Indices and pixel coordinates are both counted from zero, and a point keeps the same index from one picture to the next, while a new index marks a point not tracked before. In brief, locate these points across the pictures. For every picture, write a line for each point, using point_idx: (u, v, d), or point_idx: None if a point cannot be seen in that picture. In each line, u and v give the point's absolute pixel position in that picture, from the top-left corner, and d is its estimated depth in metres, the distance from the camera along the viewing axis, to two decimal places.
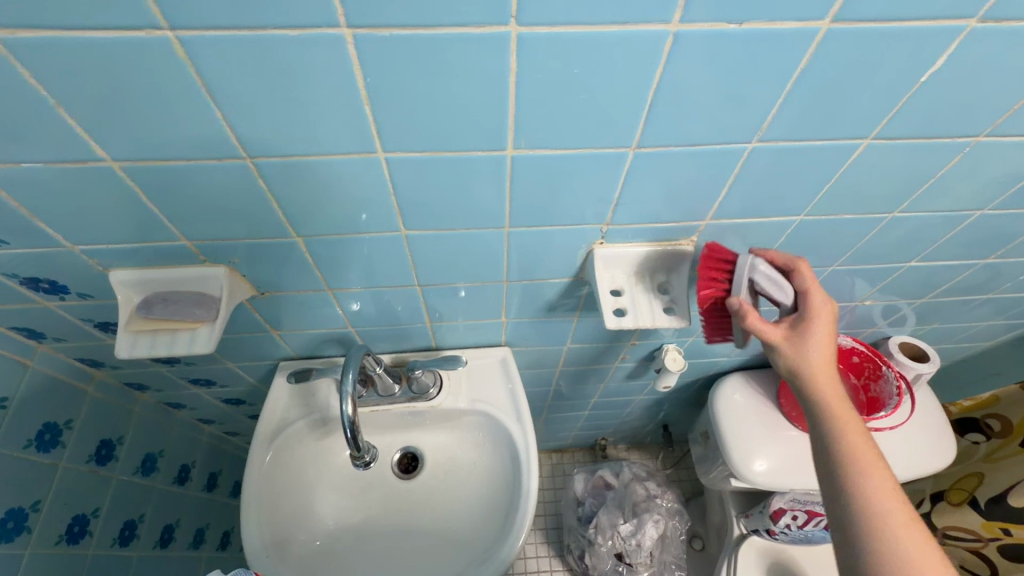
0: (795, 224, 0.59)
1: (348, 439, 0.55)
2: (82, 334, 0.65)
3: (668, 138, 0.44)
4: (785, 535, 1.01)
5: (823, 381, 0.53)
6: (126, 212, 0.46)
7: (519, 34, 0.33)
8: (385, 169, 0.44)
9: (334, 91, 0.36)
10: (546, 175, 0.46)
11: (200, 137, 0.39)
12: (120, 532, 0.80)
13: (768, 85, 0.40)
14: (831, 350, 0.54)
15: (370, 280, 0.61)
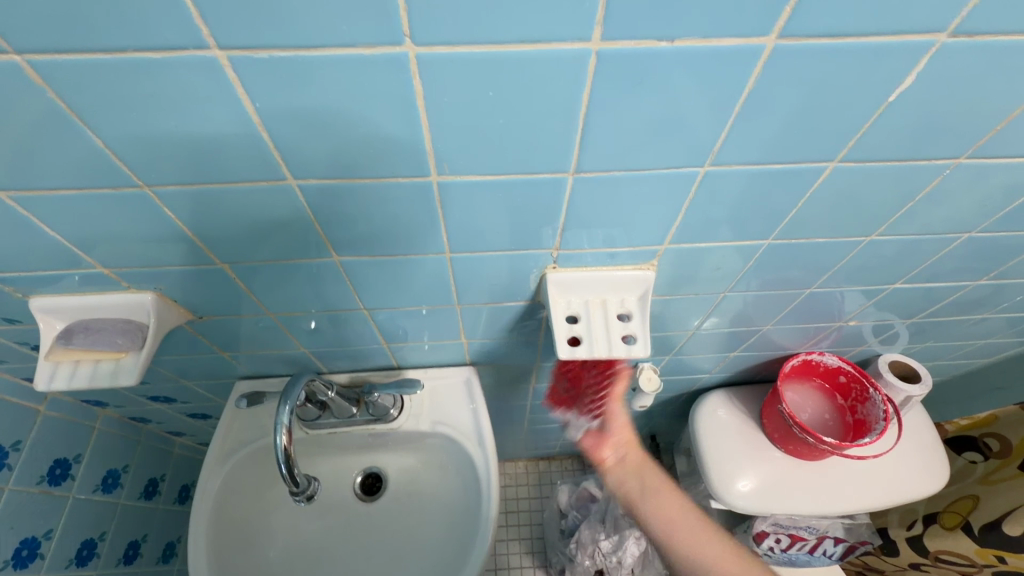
0: (765, 246, 0.54)
1: (282, 474, 0.52)
2: (21, 356, 0.63)
3: (610, 162, 0.40)
4: (770, 557, 0.96)
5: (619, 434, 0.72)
6: (29, 240, 0.43)
7: (416, 55, 0.29)
8: (300, 196, 0.40)
9: (222, 116, 0.32)
10: (481, 202, 0.42)
11: (86, 164, 0.36)
12: (78, 551, 0.78)
13: (713, 109, 0.36)
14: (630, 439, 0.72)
15: (313, 304, 0.58)
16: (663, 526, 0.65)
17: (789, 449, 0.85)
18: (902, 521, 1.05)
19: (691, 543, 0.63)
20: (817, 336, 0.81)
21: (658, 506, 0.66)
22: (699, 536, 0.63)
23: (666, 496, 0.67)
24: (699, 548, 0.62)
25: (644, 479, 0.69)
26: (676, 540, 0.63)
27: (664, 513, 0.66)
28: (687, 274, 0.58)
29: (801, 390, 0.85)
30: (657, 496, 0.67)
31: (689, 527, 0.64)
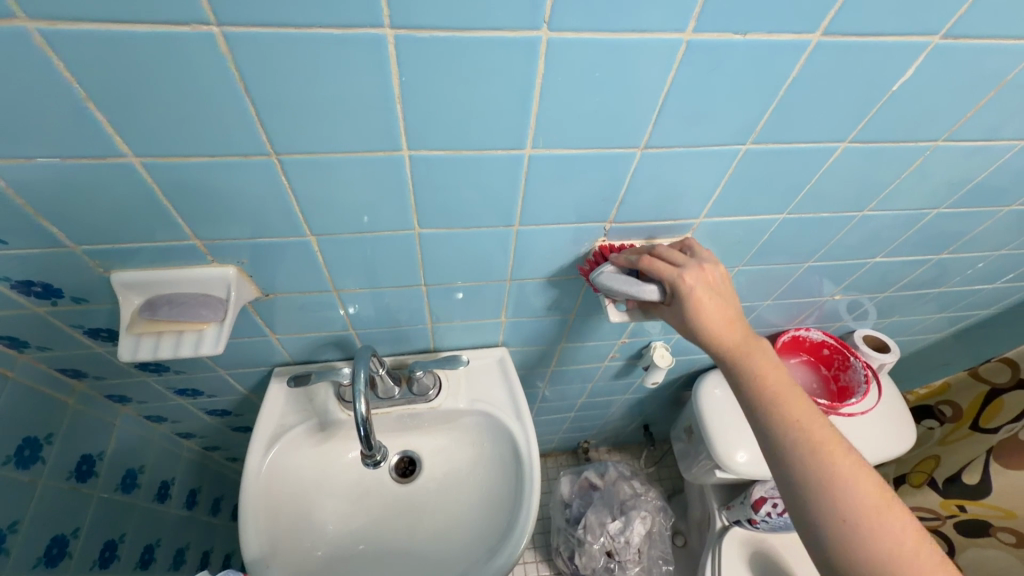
0: (778, 222, 0.63)
1: (360, 438, 0.56)
2: (69, 342, 0.63)
3: (673, 139, 0.47)
4: (766, 522, 1.05)
5: (711, 315, 0.54)
6: (137, 210, 0.45)
7: (549, 38, 0.36)
8: (406, 168, 0.45)
9: (369, 88, 0.38)
10: (559, 174, 0.49)
11: (229, 136, 0.40)
12: (100, 553, 0.77)
13: (761, 94, 0.44)
14: (712, 283, 0.54)
15: (376, 281, 0.61)
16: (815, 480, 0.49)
17: None
18: None
19: (843, 502, 0.48)
20: (803, 313, 0.91)
21: (854, 497, 0.48)
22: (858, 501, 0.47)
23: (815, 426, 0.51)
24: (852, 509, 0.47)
25: (818, 444, 0.50)
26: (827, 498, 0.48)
27: (864, 502, 0.47)
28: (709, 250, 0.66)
29: (791, 364, 0.95)
30: (844, 465, 0.49)
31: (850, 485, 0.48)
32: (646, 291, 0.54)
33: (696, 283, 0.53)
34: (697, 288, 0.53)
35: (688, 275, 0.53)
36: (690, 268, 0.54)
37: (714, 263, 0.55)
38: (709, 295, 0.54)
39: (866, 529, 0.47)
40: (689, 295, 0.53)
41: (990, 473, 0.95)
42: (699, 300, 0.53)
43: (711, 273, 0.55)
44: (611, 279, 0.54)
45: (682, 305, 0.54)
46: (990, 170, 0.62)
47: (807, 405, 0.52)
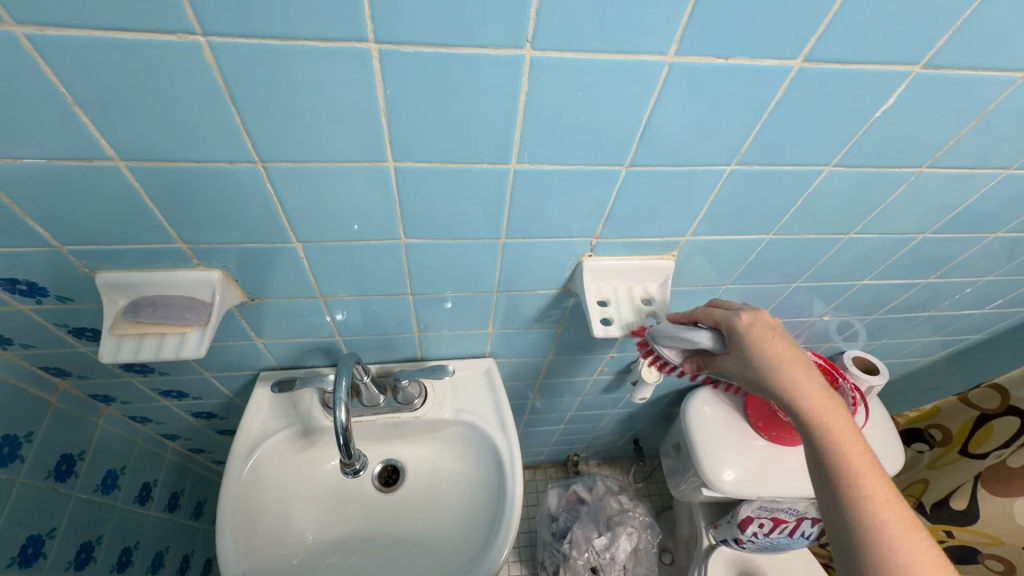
0: (765, 241, 0.63)
1: (339, 446, 0.55)
2: (52, 340, 0.63)
3: (657, 158, 0.47)
4: (752, 543, 1.04)
5: (769, 347, 0.52)
6: (122, 212, 0.45)
7: (532, 57, 0.37)
8: (392, 178, 0.46)
9: (354, 99, 0.38)
10: (544, 189, 0.49)
11: (215, 143, 0.40)
12: (76, 554, 0.76)
13: (746, 117, 0.45)
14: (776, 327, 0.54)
15: (362, 289, 0.61)
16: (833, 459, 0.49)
17: (772, 435, 0.94)
18: None
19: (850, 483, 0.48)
20: (793, 332, 0.91)
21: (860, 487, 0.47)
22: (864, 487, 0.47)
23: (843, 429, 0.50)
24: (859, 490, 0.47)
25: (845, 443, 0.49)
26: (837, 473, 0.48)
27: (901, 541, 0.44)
28: (696, 268, 0.66)
29: None
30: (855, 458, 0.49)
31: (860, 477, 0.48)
32: (703, 337, 0.54)
33: (755, 325, 0.53)
34: (756, 329, 0.53)
35: (745, 316, 0.54)
36: (748, 310, 0.55)
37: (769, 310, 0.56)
38: (773, 333, 0.53)
39: (898, 549, 0.43)
40: (747, 332, 0.53)
41: (977, 498, 0.95)
42: (760, 334, 0.52)
43: (769, 318, 0.54)
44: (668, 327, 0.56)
45: (741, 345, 0.53)
46: (975, 197, 0.62)
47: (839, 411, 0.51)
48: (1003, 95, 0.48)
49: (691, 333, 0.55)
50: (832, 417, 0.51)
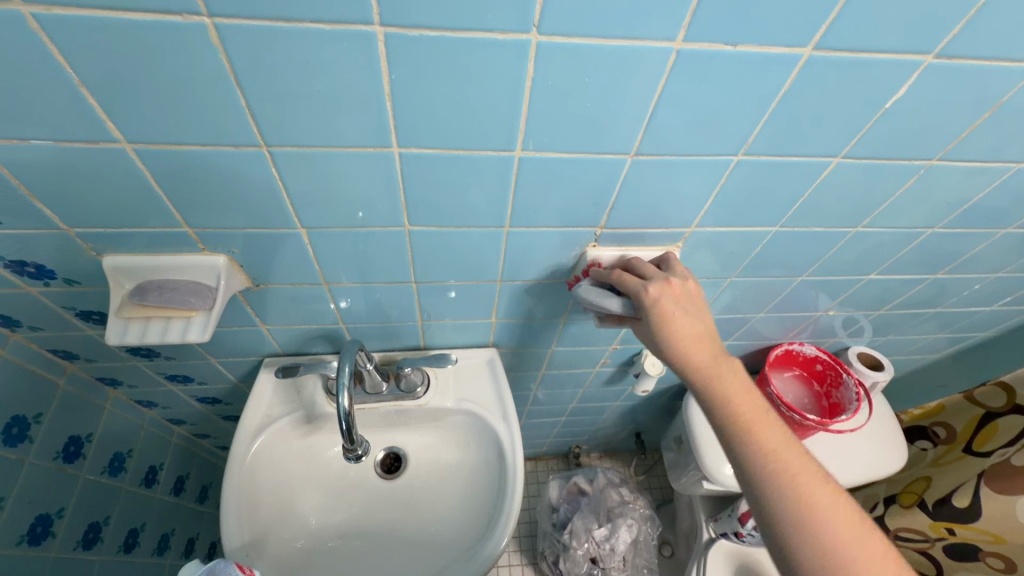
0: (771, 234, 0.63)
1: (342, 432, 0.56)
2: (60, 323, 0.63)
3: (663, 147, 0.47)
4: (753, 537, 1.04)
5: (674, 322, 0.51)
6: (130, 196, 0.46)
7: (539, 42, 0.37)
8: (397, 164, 0.45)
9: (359, 83, 0.38)
10: (549, 178, 0.49)
11: (221, 126, 0.40)
12: (83, 535, 0.77)
13: (754, 106, 0.44)
14: (688, 296, 0.53)
15: (367, 276, 0.61)
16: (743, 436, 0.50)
17: None
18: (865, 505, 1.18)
19: (771, 460, 0.48)
20: (798, 327, 0.90)
21: (778, 464, 0.48)
22: (784, 458, 0.48)
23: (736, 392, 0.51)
24: (778, 466, 0.48)
25: (754, 429, 0.50)
26: (754, 455, 0.49)
27: (833, 527, 0.46)
28: (702, 260, 0.66)
29: (783, 378, 0.94)
30: (777, 448, 0.49)
31: (776, 443, 0.49)
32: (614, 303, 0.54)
33: (662, 298, 0.52)
34: (663, 301, 0.52)
35: (654, 288, 0.52)
36: (656, 281, 0.53)
37: (686, 276, 0.54)
38: (676, 309, 0.52)
39: (838, 552, 0.45)
40: (654, 306, 0.52)
41: (981, 497, 0.94)
42: (664, 310, 0.51)
43: (681, 288, 0.53)
44: (586, 290, 0.56)
45: (647, 319, 0.52)
46: (986, 192, 0.61)
47: (742, 382, 0.51)
48: (1016, 87, 0.47)
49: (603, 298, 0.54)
50: (727, 387, 0.51)
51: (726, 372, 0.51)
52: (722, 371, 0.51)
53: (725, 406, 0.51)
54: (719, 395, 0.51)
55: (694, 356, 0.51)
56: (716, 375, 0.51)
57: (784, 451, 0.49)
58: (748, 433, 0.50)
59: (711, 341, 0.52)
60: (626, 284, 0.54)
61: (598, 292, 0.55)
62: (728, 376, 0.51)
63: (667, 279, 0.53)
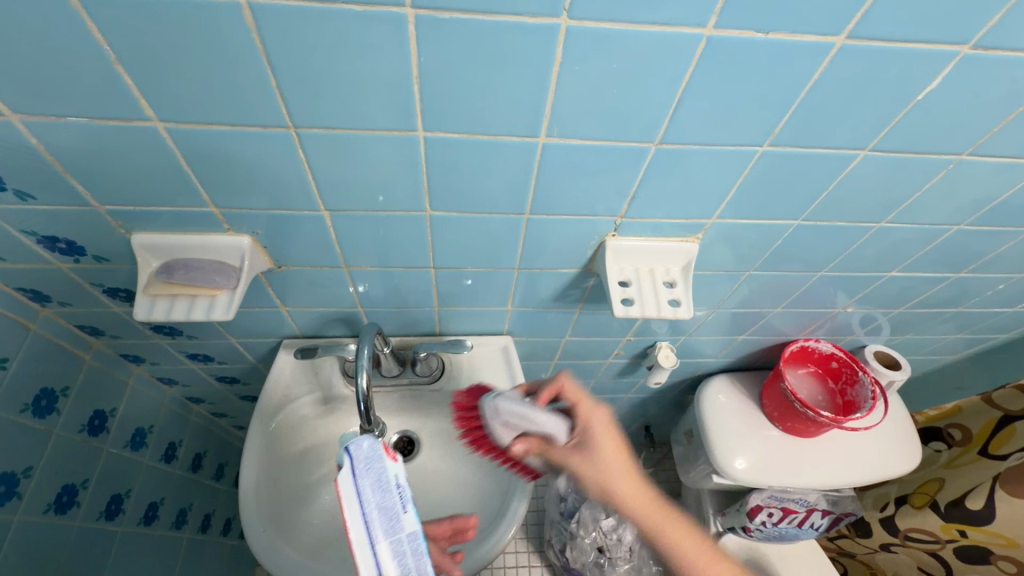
0: (792, 228, 0.62)
1: (360, 412, 0.57)
2: (88, 299, 0.65)
3: (688, 136, 0.47)
4: (761, 532, 1.03)
5: (602, 444, 0.66)
6: (160, 175, 0.47)
7: (568, 27, 0.37)
8: (421, 148, 0.46)
9: (388, 65, 0.38)
10: (572, 165, 0.49)
11: (250, 106, 0.41)
12: (106, 506, 0.79)
13: (782, 96, 0.44)
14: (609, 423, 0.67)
15: (387, 260, 0.62)
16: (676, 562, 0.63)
17: (786, 426, 0.93)
18: (875, 504, 1.16)
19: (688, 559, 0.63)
20: (814, 323, 0.89)
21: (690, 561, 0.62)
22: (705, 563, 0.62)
23: (673, 518, 0.66)
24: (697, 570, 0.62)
25: (681, 554, 0.63)
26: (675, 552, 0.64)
27: None
28: (723, 252, 0.65)
29: (797, 374, 0.93)
30: (707, 562, 0.62)
31: (687, 544, 0.64)
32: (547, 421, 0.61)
33: (591, 420, 0.65)
34: (596, 424, 0.66)
35: (586, 408, 0.65)
36: (594, 406, 0.66)
37: (611, 409, 0.68)
38: (603, 428, 0.66)
39: None
40: (584, 423, 0.65)
41: (995, 501, 0.93)
42: (597, 433, 0.66)
43: (607, 416, 0.67)
44: (514, 403, 0.61)
45: (583, 439, 0.65)
46: (1015, 189, 0.60)
47: (688, 534, 0.65)
48: None
49: (540, 412, 0.61)
50: (682, 536, 0.65)
51: (661, 510, 0.66)
52: (660, 508, 0.66)
53: (668, 535, 0.65)
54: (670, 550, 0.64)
55: (641, 505, 0.66)
56: (653, 518, 0.66)
57: (693, 549, 0.63)
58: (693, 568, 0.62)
59: (676, 516, 0.67)
60: (575, 409, 0.65)
61: (525, 404, 0.61)
62: (665, 515, 0.66)
63: (597, 405, 0.67)
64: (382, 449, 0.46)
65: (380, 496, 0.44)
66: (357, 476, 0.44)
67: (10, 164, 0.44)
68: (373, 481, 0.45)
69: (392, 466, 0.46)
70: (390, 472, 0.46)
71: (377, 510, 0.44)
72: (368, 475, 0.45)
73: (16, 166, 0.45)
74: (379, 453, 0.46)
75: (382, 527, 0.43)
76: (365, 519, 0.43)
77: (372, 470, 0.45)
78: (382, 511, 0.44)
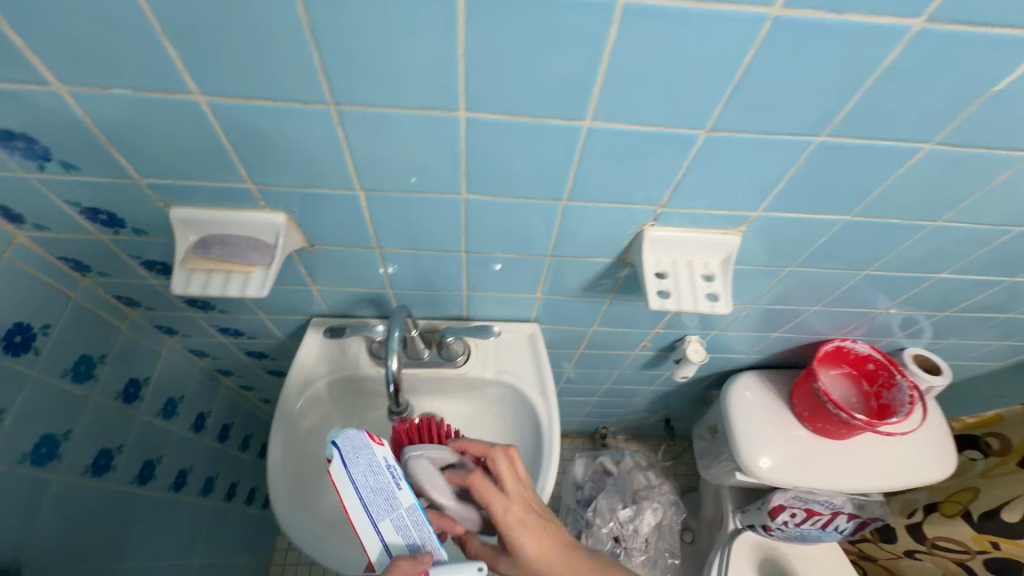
0: (841, 223, 0.59)
1: (389, 394, 0.57)
2: (125, 270, 0.66)
3: (742, 124, 0.45)
4: (781, 531, 1.02)
5: (529, 545, 0.54)
6: (201, 150, 0.46)
7: (625, 4, 0.35)
8: (461, 130, 0.44)
9: (434, 42, 0.37)
10: (616, 151, 0.47)
11: (291, 81, 0.40)
12: (139, 470, 0.81)
13: (847, 82, 0.41)
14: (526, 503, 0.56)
15: (418, 243, 0.61)
16: None
17: (818, 426, 0.90)
18: (902, 510, 1.14)
19: None
20: (852, 324, 0.86)
21: None
22: None
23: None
24: None
25: None
26: None
27: None
28: (768, 247, 0.62)
29: (830, 374, 0.90)
30: None
31: None
32: (438, 498, 0.53)
33: (507, 516, 0.54)
34: (515, 519, 0.54)
35: (496, 503, 0.54)
36: (507, 496, 0.55)
37: (522, 476, 0.58)
38: (522, 527, 0.54)
39: None
40: (507, 522, 0.54)
41: None
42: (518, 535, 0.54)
43: (521, 498, 0.56)
44: (423, 470, 0.54)
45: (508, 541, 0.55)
46: None
47: None
48: None
49: (432, 484, 0.53)
50: None
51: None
52: None
53: None
54: None
55: None
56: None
57: None
58: None
59: None
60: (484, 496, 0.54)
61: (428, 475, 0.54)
62: None
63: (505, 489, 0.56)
64: (366, 435, 0.44)
65: (372, 480, 0.43)
66: (347, 464, 0.42)
67: (57, 135, 0.45)
68: (364, 467, 0.43)
69: (380, 450, 0.44)
70: (380, 455, 0.44)
71: (371, 493, 0.42)
72: (359, 462, 0.43)
73: (62, 136, 0.45)
74: (364, 438, 0.43)
75: (380, 506, 0.43)
76: (361, 503, 0.42)
77: (362, 456, 0.43)
78: (380, 496, 0.43)
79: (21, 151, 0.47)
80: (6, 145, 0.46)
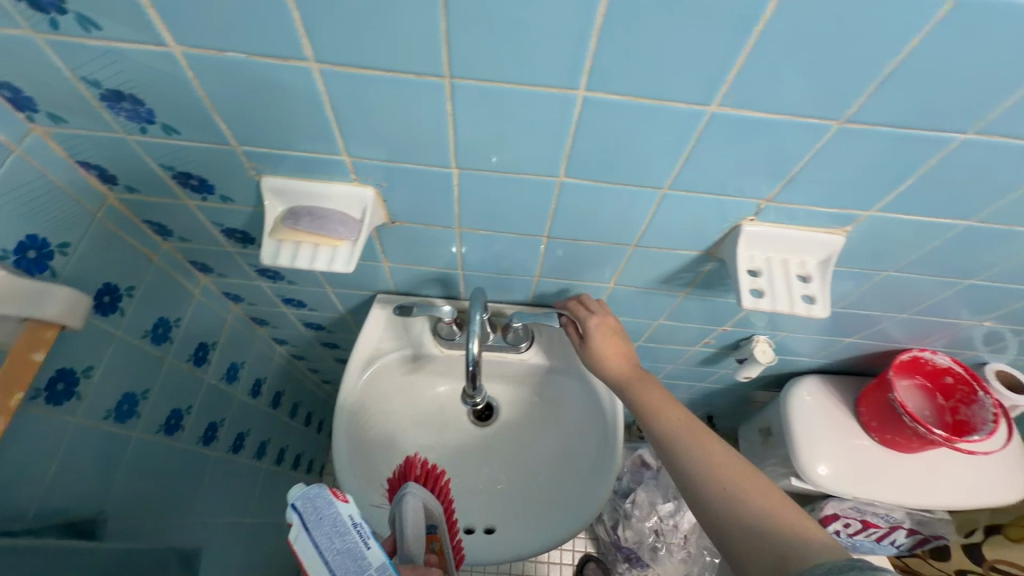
0: (960, 228, 0.54)
1: (467, 375, 0.57)
2: (205, 236, 0.66)
3: (882, 114, 0.41)
4: (831, 541, 1.00)
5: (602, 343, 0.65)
6: (303, 118, 0.45)
7: None
8: (576, 109, 0.42)
9: (571, 13, 0.35)
10: (734, 140, 0.44)
11: (409, 50, 0.38)
12: (204, 431, 0.83)
13: (1014, 73, 0.37)
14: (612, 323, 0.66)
15: (499, 224, 0.59)
16: (711, 481, 0.51)
17: (884, 437, 0.87)
18: (959, 530, 1.09)
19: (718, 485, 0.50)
20: (934, 334, 0.81)
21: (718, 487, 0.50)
22: (743, 485, 0.49)
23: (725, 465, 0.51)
24: (744, 501, 0.48)
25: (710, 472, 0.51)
26: (726, 500, 0.49)
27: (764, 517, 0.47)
28: (873, 251, 0.58)
29: (902, 386, 0.86)
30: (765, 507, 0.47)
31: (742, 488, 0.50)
32: (410, 548, 0.51)
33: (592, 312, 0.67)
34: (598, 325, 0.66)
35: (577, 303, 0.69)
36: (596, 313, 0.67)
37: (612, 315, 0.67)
38: (602, 344, 0.65)
39: (744, 514, 0.47)
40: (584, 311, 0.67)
41: None
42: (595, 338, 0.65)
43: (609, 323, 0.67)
44: (411, 511, 0.54)
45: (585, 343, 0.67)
46: None
47: (741, 473, 0.50)
48: None
49: (413, 530, 0.52)
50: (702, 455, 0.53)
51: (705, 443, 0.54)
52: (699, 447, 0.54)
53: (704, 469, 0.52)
54: (698, 472, 0.52)
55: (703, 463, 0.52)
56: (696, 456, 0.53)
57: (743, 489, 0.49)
58: (724, 495, 0.49)
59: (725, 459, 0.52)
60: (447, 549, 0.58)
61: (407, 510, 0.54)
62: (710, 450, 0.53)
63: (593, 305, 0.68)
64: (331, 491, 0.40)
65: (337, 542, 0.38)
66: (309, 529, 0.38)
67: (163, 97, 0.44)
68: (328, 530, 0.38)
69: (345, 507, 0.40)
70: (343, 514, 0.39)
71: (336, 557, 0.38)
72: (321, 527, 0.38)
73: (168, 99, 0.44)
74: (326, 496, 0.39)
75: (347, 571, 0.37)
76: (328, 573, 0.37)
77: (324, 519, 0.39)
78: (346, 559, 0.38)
79: (126, 112, 0.46)
80: (112, 105, 0.46)
